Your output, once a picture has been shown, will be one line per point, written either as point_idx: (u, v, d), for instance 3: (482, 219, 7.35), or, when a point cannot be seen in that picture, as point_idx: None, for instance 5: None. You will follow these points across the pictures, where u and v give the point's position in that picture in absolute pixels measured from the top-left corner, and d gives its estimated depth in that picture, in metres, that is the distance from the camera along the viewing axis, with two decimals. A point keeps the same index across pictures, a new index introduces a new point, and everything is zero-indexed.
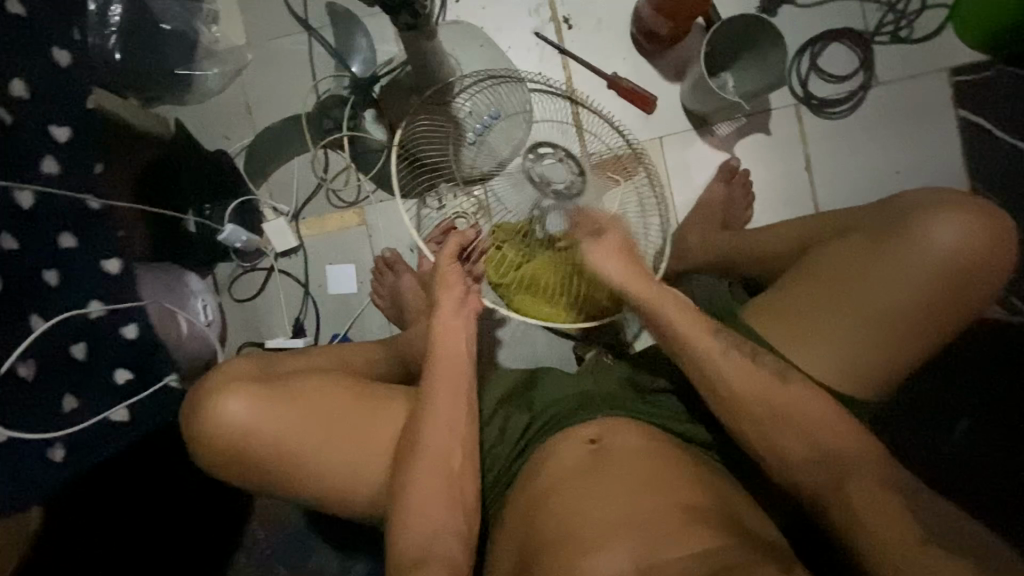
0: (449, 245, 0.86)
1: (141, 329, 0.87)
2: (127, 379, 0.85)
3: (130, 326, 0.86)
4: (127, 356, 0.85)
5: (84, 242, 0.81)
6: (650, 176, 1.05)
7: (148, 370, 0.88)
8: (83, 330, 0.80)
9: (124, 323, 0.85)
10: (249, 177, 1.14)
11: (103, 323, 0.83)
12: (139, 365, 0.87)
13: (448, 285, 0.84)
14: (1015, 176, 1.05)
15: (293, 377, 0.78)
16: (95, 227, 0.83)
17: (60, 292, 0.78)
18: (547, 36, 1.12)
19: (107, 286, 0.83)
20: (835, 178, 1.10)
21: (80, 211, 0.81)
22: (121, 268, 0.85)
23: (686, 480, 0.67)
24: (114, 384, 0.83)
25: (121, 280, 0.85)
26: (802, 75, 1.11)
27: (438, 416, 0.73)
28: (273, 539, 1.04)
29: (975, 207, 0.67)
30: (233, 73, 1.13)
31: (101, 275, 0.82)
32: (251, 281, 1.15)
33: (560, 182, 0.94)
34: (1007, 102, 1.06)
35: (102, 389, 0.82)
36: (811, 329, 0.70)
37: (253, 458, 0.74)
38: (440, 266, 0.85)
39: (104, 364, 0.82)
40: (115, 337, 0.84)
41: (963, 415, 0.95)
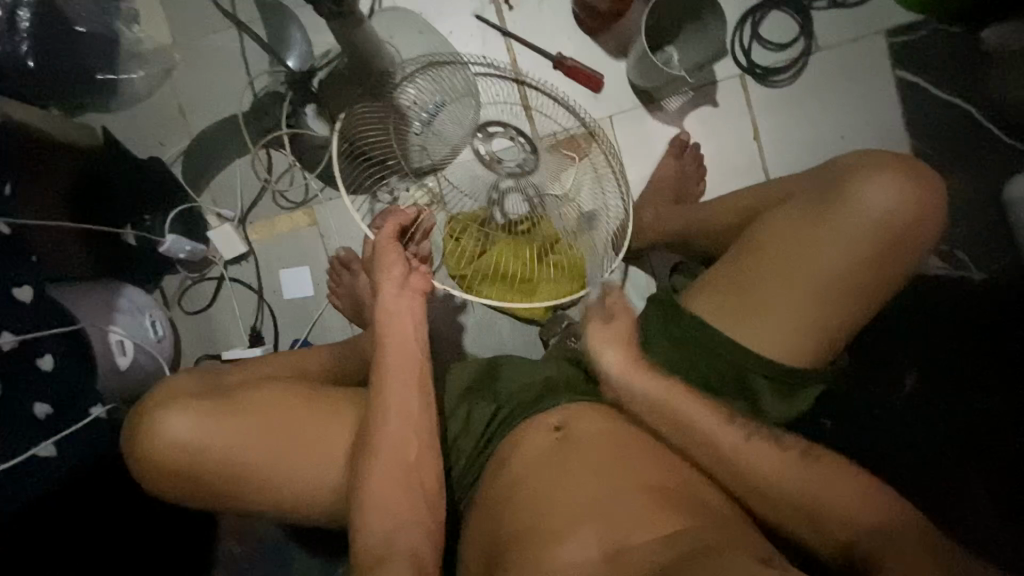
0: (387, 224, 0.80)
1: (56, 360, 0.81)
2: (46, 414, 0.78)
3: (46, 357, 0.80)
4: (49, 390, 0.80)
5: None
6: (607, 152, 1.02)
7: (71, 405, 0.82)
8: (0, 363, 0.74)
9: (38, 353, 0.79)
10: (189, 184, 1.10)
11: (19, 354, 0.77)
12: (57, 399, 0.80)
13: (387, 266, 0.79)
14: (952, 133, 1.08)
15: (248, 387, 0.76)
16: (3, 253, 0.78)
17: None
18: (488, 18, 1.10)
19: (19, 314, 0.78)
20: (782, 145, 1.11)
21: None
22: (33, 295, 0.80)
23: (650, 459, 0.68)
24: (36, 419, 0.77)
25: (31, 309, 0.80)
26: (745, 45, 1.11)
27: (397, 415, 0.71)
28: (250, 551, 1.04)
29: (910, 168, 0.68)
30: (161, 72, 1.09)
31: (14, 305, 0.77)
32: (201, 291, 1.11)
33: (512, 162, 0.94)
34: (942, 61, 1.09)
35: (23, 427, 0.76)
36: (760, 298, 0.70)
37: (209, 477, 0.71)
38: (378, 246, 0.80)
39: (22, 396, 0.76)
40: (31, 369, 0.78)
41: (911, 369, 0.98)
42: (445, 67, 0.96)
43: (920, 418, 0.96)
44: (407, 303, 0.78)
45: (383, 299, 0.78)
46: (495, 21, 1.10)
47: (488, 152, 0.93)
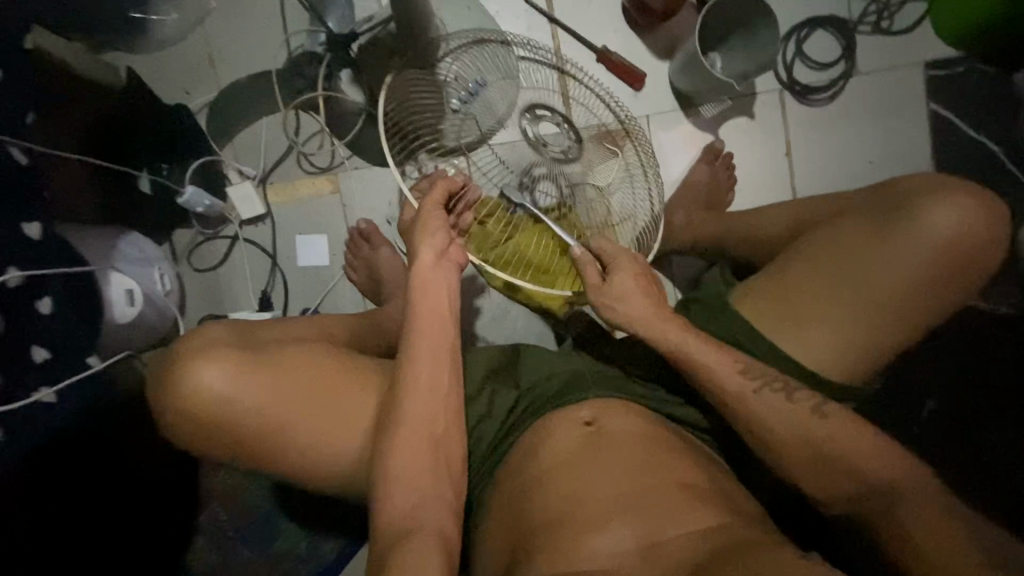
0: (433, 189, 0.77)
1: (56, 305, 0.78)
2: (46, 359, 0.76)
3: (45, 301, 0.77)
4: (57, 330, 0.78)
5: (10, 202, 0.74)
6: (641, 153, 1.00)
7: (71, 353, 0.80)
8: (2, 300, 0.71)
9: (40, 295, 0.76)
10: (212, 137, 1.06)
11: (26, 291, 0.75)
12: (56, 344, 0.78)
13: (430, 232, 0.76)
14: (979, 171, 1.09)
15: (273, 346, 0.74)
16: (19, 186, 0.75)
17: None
18: (537, 3, 1.08)
19: (33, 250, 0.76)
20: (814, 165, 1.12)
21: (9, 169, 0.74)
22: (42, 233, 0.78)
23: (679, 460, 0.67)
24: (33, 362, 0.75)
25: (39, 247, 0.77)
26: (788, 60, 1.11)
27: (424, 388, 0.69)
28: (235, 521, 1.00)
29: (979, 197, 0.67)
30: (194, 20, 1.02)
31: (25, 241, 0.75)
32: (212, 250, 1.07)
33: (557, 147, 0.96)
34: (977, 98, 1.10)
35: (35, 369, 0.75)
36: (807, 314, 0.71)
37: (230, 434, 0.69)
38: (421, 213, 0.76)
39: (27, 338, 0.74)
40: (33, 309, 0.75)
41: (931, 396, 0.99)
42: (490, 46, 0.94)
43: (926, 447, 0.98)
44: (442, 274, 0.76)
45: (418, 268, 0.75)
46: (544, 6, 1.08)
47: (534, 135, 0.95)
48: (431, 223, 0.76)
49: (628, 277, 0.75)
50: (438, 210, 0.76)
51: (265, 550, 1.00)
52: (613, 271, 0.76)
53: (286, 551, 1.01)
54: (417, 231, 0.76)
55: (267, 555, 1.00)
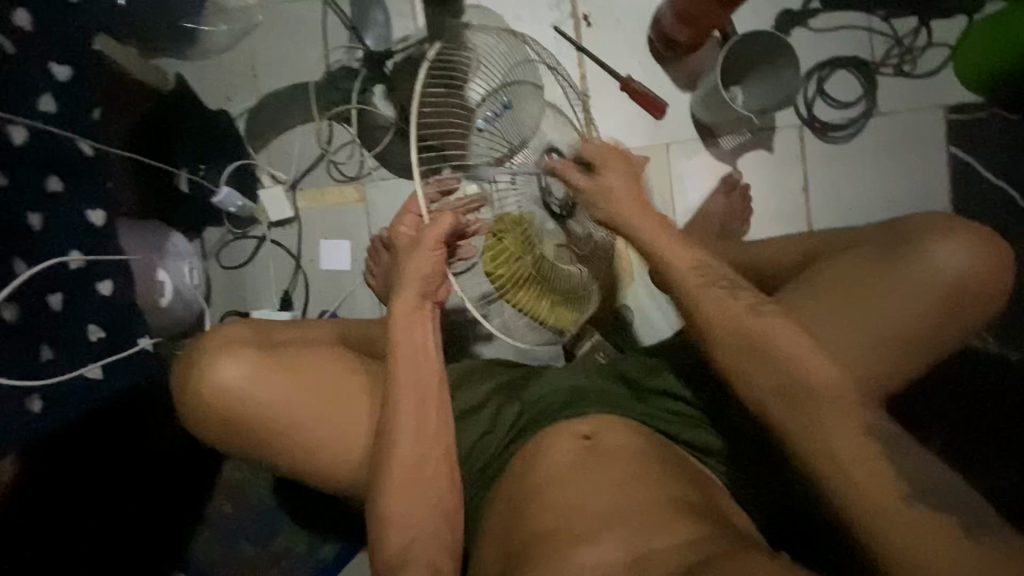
0: (443, 217, 0.71)
1: (114, 287, 0.85)
2: (98, 336, 0.84)
3: (106, 283, 0.84)
4: (103, 313, 0.84)
5: (72, 187, 0.81)
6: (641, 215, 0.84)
7: (122, 333, 0.87)
8: (62, 282, 0.79)
9: (96, 278, 0.83)
10: (249, 142, 1.11)
11: (83, 273, 0.82)
12: (111, 323, 0.85)
13: (424, 263, 0.74)
14: (997, 216, 1.10)
15: (290, 345, 0.77)
16: (83, 174, 0.82)
17: (44, 236, 0.77)
18: (565, 31, 1.12)
19: (87, 236, 0.82)
20: (831, 201, 1.13)
21: (68, 160, 0.80)
22: (104, 220, 0.85)
23: (675, 478, 0.68)
24: (86, 340, 0.82)
25: (99, 233, 0.85)
26: (808, 97, 1.14)
27: (426, 390, 0.72)
28: (238, 514, 1.02)
29: (981, 235, 0.69)
30: (240, 32, 1.10)
31: (82, 227, 0.81)
32: (239, 249, 1.11)
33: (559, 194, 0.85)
34: (995, 143, 1.11)
35: (79, 347, 0.81)
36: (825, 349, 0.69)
37: (244, 426, 0.72)
38: (423, 243, 0.73)
39: (81, 317, 0.81)
40: (91, 291, 0.82)
41: (939, 435, 1.01)
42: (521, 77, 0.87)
43: None
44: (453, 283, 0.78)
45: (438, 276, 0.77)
46: (572, 35, 1.12)
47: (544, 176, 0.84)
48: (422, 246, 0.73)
49: (620, 176, 0.73)
50: (436, 241, 0.73)
51: (264, 546, 1.02)
52: (602, 171, 0.73)
53: (285, 548, 1.02)
54: (412, 252, 0.74)
55: (265, 551, 1.02)
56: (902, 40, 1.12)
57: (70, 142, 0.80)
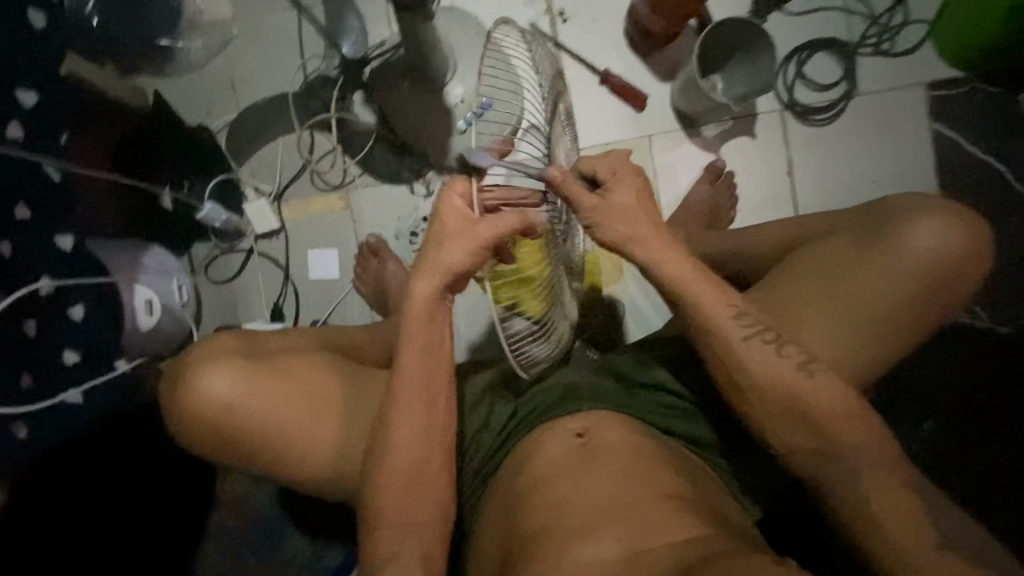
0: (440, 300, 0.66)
1: (86, 311, 0.88)
2: (75, 360, 0.87)
3: (78, 306, 0.87)
4: (76, 337, 0.87)
5: (39, 214, 0.82)
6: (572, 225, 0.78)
7: (99, 355, 0.91)
8: (36, 309, 0.82)
9: (71, 302, 0.86)
10: (231, 156, 1.11)
11: (55, 299, 0.84)
12: (84, 347, 0.88)
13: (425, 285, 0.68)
14: (984, 190, 1.09)
15: (280, 354, 0.77)
16: (54, 203, 0.84)
17: (15, 263, 0.79)
18: (542, 28, 1.12)
19: (50, 260, 0.83)
20: (817, 184, 1.13)
21: (39, 185, 0.81)
22: (73, 245, 0.87)
23: (669, 470, 0.69)
24: (62, 364, 0.86)
25: (73, 259, 0.87)
26: (788, 81, 1.13)
27: (423, 401, 0.69)
28: (242, 527, 1.02)
29: (960, 216, 0.69)
30: (217, 45, 1.08)
31: (55, 252, 0.84)
32: (228, 263, 1.12)
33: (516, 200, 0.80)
34: (979, 118, 1.10)
35: (55, 372, 0.85)
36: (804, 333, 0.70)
37: (238, 436, 0.72)
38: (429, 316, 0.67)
39: (53, 343, 0.84)
40: (64, 315, 0.85)
41: (931, 414, 1.01)
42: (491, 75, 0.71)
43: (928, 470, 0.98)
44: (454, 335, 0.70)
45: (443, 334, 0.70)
46: (549, 32, 1.12)
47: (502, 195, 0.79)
48: (473, 240, 0.63)
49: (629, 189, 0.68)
50: (484, 239, 0.63)
51: (269, 557, 1.02)
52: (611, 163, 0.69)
53: (290, 560, 1.02)
54: (458, 237, 0.63)
55: (271, 562, 1.02)
56: (879, 19, 1.12)
57: (38, 166, 0.81)
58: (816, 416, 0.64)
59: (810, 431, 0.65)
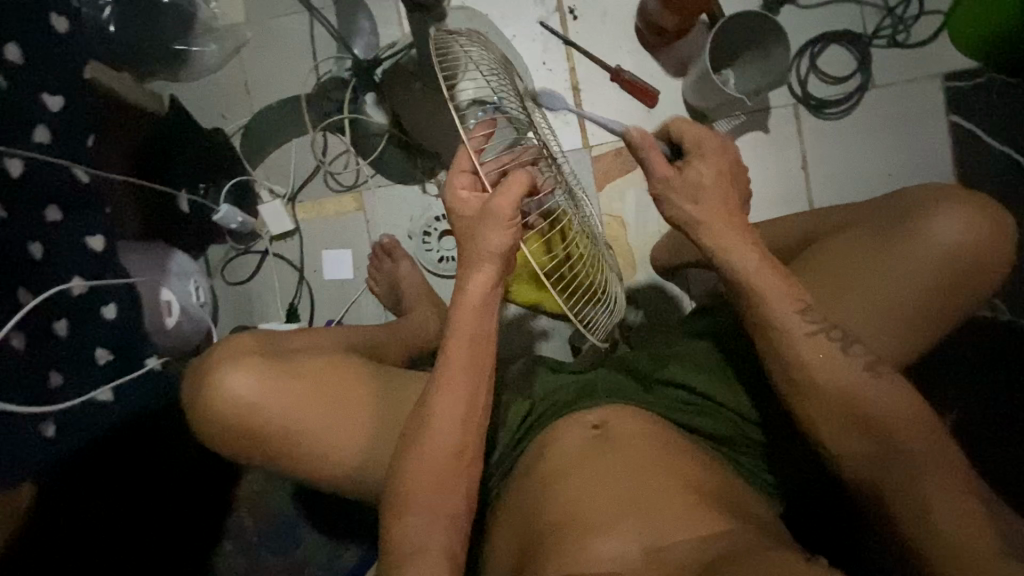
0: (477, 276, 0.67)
1: (119, 311, 0.85)
2: (106, 359, 0.83)
3: (109, 306, 0.84)
4: (107, 337, 0.83)
5: (71, 216, 0.79)
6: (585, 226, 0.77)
7: (126, 353, 0.87)
8: (66, 308, 0.78)
9: (101, 303, 0.82)
10: (246, 158, 1.12)
11: (86, 300, 0.81)
12: (116, 346, 0.85)
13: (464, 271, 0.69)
14: (1003, 182, 1.08)
15: (297, 352, 0.78)
16: (81, 204, 0.81)
17: (45, 265, 0.75)
18: (552, 26, 1.12)
19: (78, 261, 0.79)
20: (832, 178, 1.12)
21: (67, 188, 0.79)
22: (104, 245, 0.83)
23: (687, 466, 0.68)
24: (95, 363, 0.82)
25: (100, 258, 0.83)
26: (802, 75, 1.12)
27: (446, 405, 0.68)
28: (261, 525, 1.03)
29: (983, 206, 0.68)
30: (232, 50, 1.13)
31: (84, 253, 0.80)
32: (244, 264, 1.13)
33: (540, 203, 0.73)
34: (998, 109, 1.09)
35: (87, 373, 0.81)
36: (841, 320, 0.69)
37: (260, 433, 0.73)
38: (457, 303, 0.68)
39: (84, 345, 0.80)
40: (97, 315, 0.82)
41: (954, 406, 0.99)
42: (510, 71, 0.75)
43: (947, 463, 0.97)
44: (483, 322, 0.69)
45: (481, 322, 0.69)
46: (559, 30, 1.12)
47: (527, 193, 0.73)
48: (499, 220, 0.64)
49: (710, 167, 0.69)
50: (512, 210, 0.63)
51: (288, 555, 1.03)
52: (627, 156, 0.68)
53: (308, 557, 1.03)
54: (484, 222, 0.65)
55: (289, 560, 1.03)
56: (894, 10, 1.11)
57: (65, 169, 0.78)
58: (851, 405, 0.64)
59: (827, 427, 0.64)
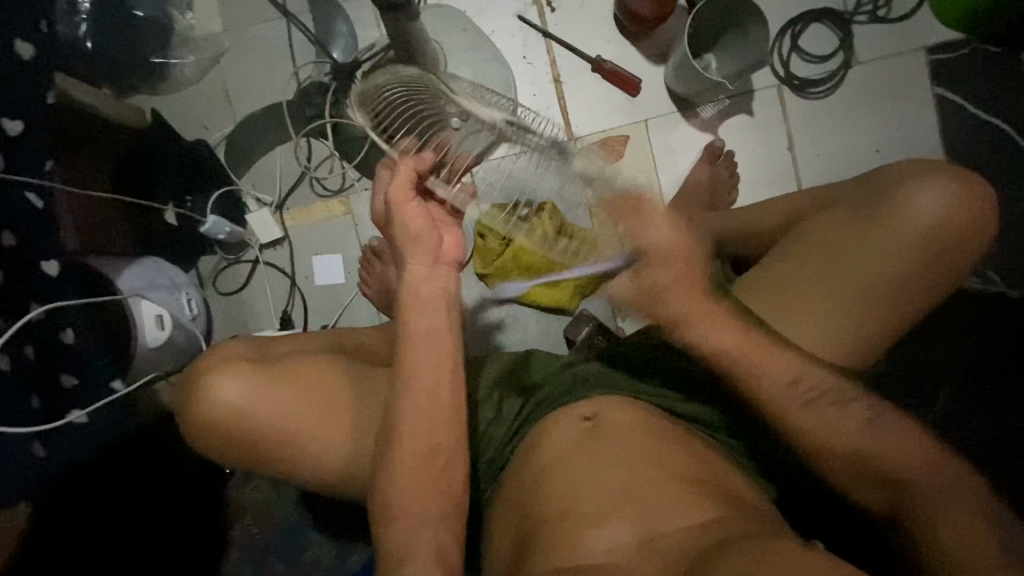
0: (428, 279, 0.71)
1: (78, 335, 0.87)
2: (73, 385, 0.85)
3: (68, 330, 0.86)
4: (75, 359, 0.86)
5: (23, 241, 0.80)
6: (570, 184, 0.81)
7: (94, 379, 0.88)
8: (36, 333, 0.81)
9: (61, 326, 0.85)
10: (231, 168, 1.12)
11: (46, 324, 0.83)
12: (84, 369, 0.87)
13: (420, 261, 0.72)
14: (990, 154, 1.07)
15: (284, 359, 0.78)
16: (35, 226, 0.81)
17: None
18: (530, 19, 1.12)
19: (43, 285, 0.82)
20: (818, 156, 1.11)
21: (19, 210, 0.79)
22: (59, 270, 0.85)
23: (676, 450, 0.69)
24: (62, 388, 0.84)
25: (58, 283, 0.85)
26: (785, 55, 1.11)
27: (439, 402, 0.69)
28: (267, 533, 1.04)
29: (965, 181, 0.68)
30: (210, 61, 1.13)
31: (40, 277, 0.82)
32: (235, 273, 1.13)
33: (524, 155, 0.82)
34: (982, 80, 1.08)
35: (53, 395, 0.83)
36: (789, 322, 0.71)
37: (250, 441, 0.73)
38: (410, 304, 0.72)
39: (49, 369, 0.83)
40: (56, 340, 0.84)
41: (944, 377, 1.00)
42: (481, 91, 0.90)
43: None
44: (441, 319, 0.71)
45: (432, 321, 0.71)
46: (537, 23, 1.11)
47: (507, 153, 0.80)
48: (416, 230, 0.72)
49: None
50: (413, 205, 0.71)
51: (295, 560, 1.03)
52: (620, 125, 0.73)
53: (313, 562, 1.03)
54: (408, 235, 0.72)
55: (297, 566, 1.03)
56: None
57: (20, 193, 0.79)
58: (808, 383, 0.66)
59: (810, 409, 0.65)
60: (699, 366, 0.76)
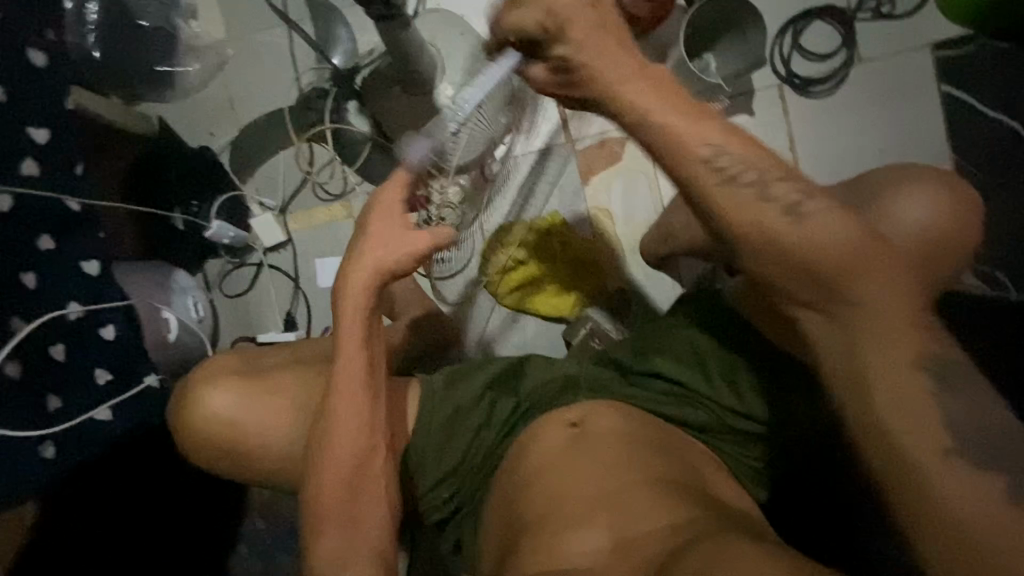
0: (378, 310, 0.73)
1: (118, 330, 0.90)
2: (106, 380, 0.88)
3: (109, 327, 0.89)
4: (108, 356, 0.89)
5: (62, 244, 0.84)
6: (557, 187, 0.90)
7: (126, 372, 0.91)
8: (61, 332, 0.83)
9: (100, 323, 0.88)
10: (235, 173, 1.15)
11: (87, 321, 0.86)
12: (117, 366, 0.90)
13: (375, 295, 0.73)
14: (997, 152, 1.05)
15: (277, 369, 0.81)
16: (71, 230, 0.85)
17: (41, 294, 0.82)
18: None
19: (78, 286, 0.85)
20: (821, 155, 1.10)
21: (59, 217, 0.84)
22: (99, 269, 0.88)
23: (661, 455, 0.69)
24: (96, 384, 0.87)
25: (96, 282, 0.88)
26: (785, 54, 1.10)
27: None
28: (272, 530, 1.06)
29: (948, 184, 0.69)
30: (214, 67, 1.14)
31: (81, 278, 0.86)
32: (240, 277, 1.16)
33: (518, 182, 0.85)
34: (989, 76, 1.06)
35: (84, 392, 0.86)
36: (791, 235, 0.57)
37: (248, 446, 0.76)
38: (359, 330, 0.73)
39: (82, 365, 0.86)
40: (96, 337, 0.87)
41: None
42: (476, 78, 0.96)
43: None
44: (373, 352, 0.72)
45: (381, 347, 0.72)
46: None
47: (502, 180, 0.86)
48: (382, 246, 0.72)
49: None
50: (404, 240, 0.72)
51: (300, 557, 1.05)
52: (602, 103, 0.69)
53: None
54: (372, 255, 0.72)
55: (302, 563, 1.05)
56: None
57: (59, 199, 0.84)
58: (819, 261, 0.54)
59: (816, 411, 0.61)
60: (690, 370, 0.76)
